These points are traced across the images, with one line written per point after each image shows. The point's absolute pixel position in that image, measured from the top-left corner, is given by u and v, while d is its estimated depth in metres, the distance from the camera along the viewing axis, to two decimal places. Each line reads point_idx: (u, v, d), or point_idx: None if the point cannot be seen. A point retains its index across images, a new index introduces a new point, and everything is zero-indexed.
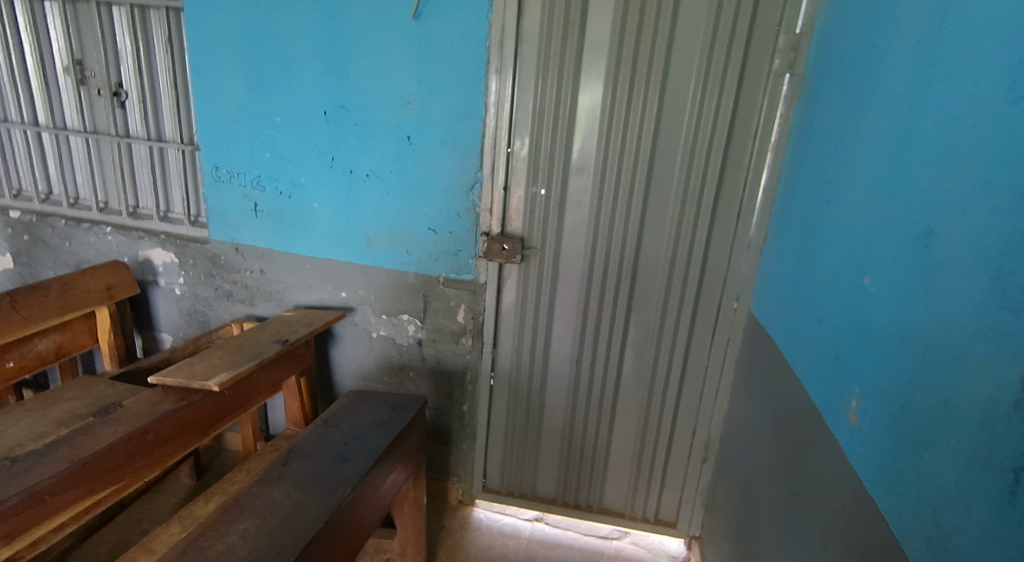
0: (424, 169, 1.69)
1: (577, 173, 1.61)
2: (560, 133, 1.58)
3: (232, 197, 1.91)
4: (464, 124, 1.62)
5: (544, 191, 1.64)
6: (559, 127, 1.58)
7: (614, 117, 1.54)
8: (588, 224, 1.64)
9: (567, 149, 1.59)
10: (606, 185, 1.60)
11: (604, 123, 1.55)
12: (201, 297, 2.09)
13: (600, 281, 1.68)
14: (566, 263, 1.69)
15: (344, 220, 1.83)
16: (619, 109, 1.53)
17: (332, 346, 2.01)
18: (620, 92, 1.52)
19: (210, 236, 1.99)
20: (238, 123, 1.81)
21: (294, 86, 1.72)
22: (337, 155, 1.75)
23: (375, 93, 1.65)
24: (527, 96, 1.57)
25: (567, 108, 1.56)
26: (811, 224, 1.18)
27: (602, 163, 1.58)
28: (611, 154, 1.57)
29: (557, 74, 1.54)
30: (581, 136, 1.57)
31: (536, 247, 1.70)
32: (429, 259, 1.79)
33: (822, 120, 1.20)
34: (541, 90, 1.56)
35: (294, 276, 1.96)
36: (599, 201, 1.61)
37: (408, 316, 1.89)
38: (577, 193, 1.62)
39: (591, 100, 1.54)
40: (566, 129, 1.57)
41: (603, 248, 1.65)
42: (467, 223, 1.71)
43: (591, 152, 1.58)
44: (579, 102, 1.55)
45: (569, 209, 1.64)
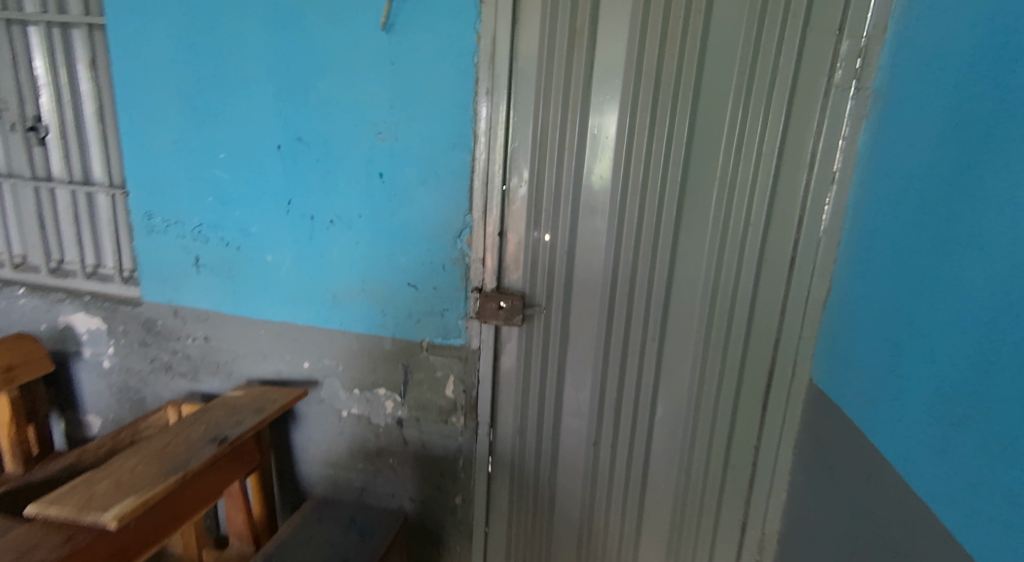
0: (401, 213, 1.38)
1: (589, 213, 1.31)
2: (567, 166, 1.29)
3: (169, 250, 1.58)
4: (448, 157, 1.31)
5: (548, 236, 1.34)
6: (566, 159, 1.28)
7: (635, 145, 1.25)
8: (604, 276, 1.33)
9: (577, 185, 1.29)
10: (626, 227, 1.30)
11: (623, 152, 1.25)
12: (134, 370, 1.75)
13: (622, 345, 1.37)
14: (579, 322, 1.38)
15: (305, 275, 1.50)
16: (641, 134, 1.24)
17: (295, 427, 1.67)
18: (641, 115, 1.23)
19: (144, 296, 1.65)
20: (173, 161, 1.48)
21: (240, 114, 1.41)
22: (296, 197, 1.44)
23: (340, 122, 1.35)
24: (526, 122, 1.28)
25: (576, 135, 1.27)
26: (914, 280, 0.93)
27: (621, 200, 1.28)
28: (631, 190, 1.27)
29: (563, 94, 1.25)
30: (595, 169, 1.28)
31: (541, 305, 1.39)
32: (409, 320, 1.47)
33: (919, 152, 0.95)
34: (543, 114, 1.27)
35: (246, 344, 1.62)
36: (617, 247, 1.31)
37: (385, 391, 1.56)
38: (590, 238, 1.32)
39: (606, 124, 1.25)
40: (575, 160, 1.28)
41: (623, 304, 1.34)
42: (454, 276, 1.40)
43: (607, 188, 1.28)
44: (591, 127, 1.26)
45: (581, 258, 1.34)
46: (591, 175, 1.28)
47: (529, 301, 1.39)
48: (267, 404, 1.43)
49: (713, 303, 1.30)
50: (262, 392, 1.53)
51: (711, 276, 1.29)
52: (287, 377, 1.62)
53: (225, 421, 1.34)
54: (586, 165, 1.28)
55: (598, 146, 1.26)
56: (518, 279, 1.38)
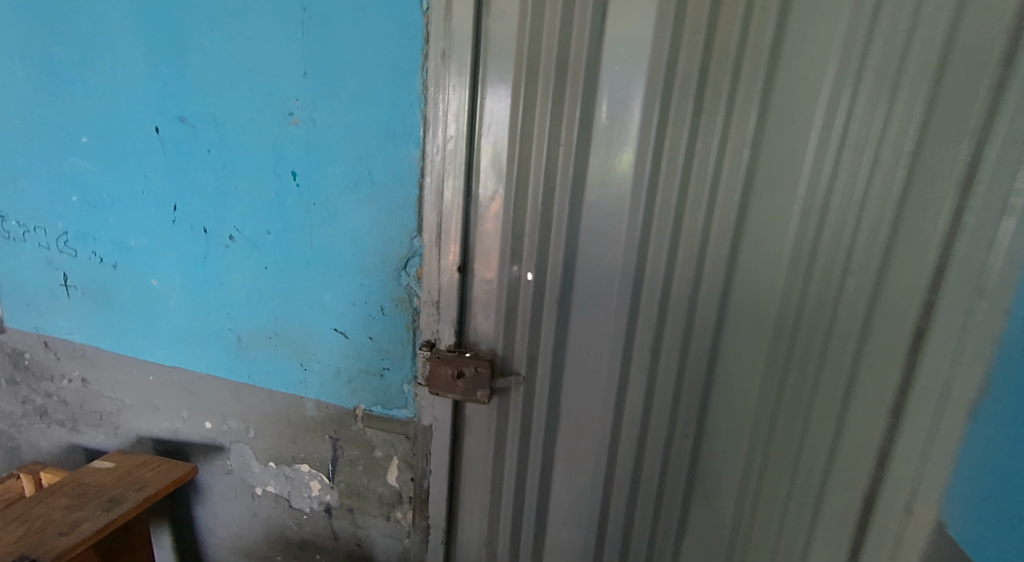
0: (323, 232, 0.95)
1: (595, 243, 0.86)
2: (562, 172, 0.84)
3: (30, 264, 1.17)
4: (386, 152, 0.88)
5: (532, 275, 0.88)
6: (561, 161, 0.83)
7: (670, 143, 0.80)
8: (615, 338, 0.89)
9: (578, 202, 0.85)
10: (650, 268, 0.85)
11: (650, 153, 0.80)
12: (6, 413, 1.37)
13: (635, 439, 0.93)
14: (573, 401, 0.94)
15: (200, 309, 1.08)
16: (681, 125, 0.79)
17: (199, 500, 1.27)
18: (682, 96, 0.78)
19: (7, 322, 1.25)
20: (22, 146, 1.07)
21: (104, 82, 0.99)
22: (181, 202, 1.01)
23: (237, 97, 0.92)
24: (499, 102, 0.83)
25: (578, 124, 0.81)
26: None
27: (644, 227, 0.83)
28: (660, 212, 0.82)
29: (558, 60, 0.80)
30: (606, 178, 0.83)
31: (519, 374, 0.94)
32: (337, 380, 1.04)
33: None
34: (528, 91, 0.82)
35: (132, 392, 1.22)
36: (636, 297, 0.86)
37: (309, 469, 1.15)
38: (594, 281, 0.88)
39: (627, 109, 0.80)
40: (575, 164, 0.83)
41: (641, 381, 0.90)
42: (397, 325, 0.97)
43: (624, 207, 0.83)
44: (601, 114, 0.81)
45: (580, 309, 0.90)
46: (599, 186, 0.84)
47: (503, 367, 0.94)
48: (127, 494, 1.04)
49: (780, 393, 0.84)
50: (136, 465, 1.12)
51: (779, 350, 0.83)
52: (186, 439, 1.22)
53: (54, 524, 0.97)
54: (592, 172, 0.84)
55: (612, 142, 0.82)
56: (487, 334, 0.94)
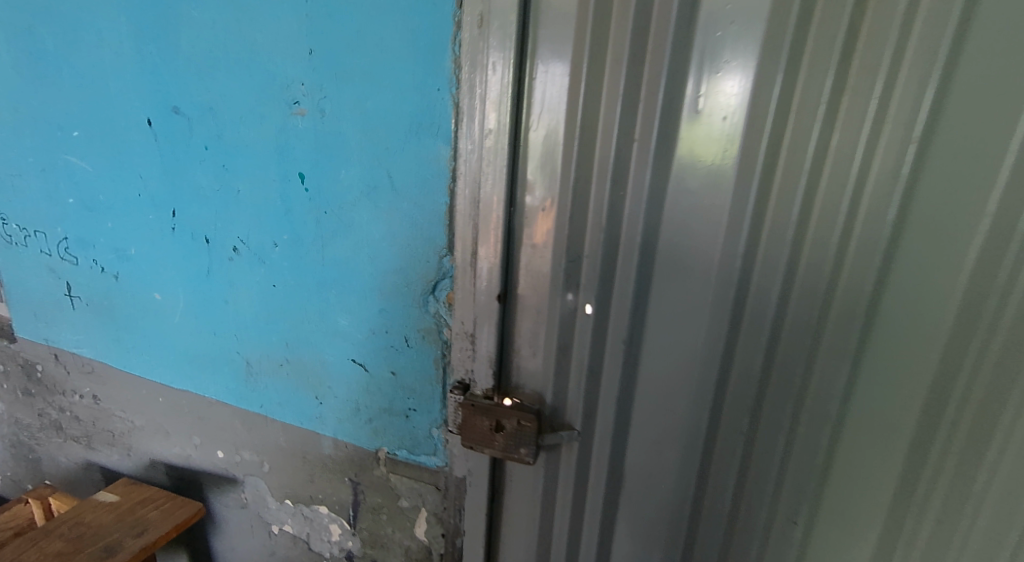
0: (337, 247, 0.78)
1: (677, 272, 0.64)
2: (634, 176, 0.62)
3: (34, 271, 1.06)
4: (410, 149, 0.70)
5: (592, 309, 0.68)
6: (633, 161, 0.62)
7: (792, 138, 0.56)
8: (699, 399, 0.67)
9: (655, 217, 0.63)
10: (753, 310, 0.62)
11: (763, 152, 0.57)
12: (24, 425, 1.29)
13: (720, 532, 0.70)
14: (639, 471, 0.73)
15: (206, 329, 0.94)
16: (809, 112, 0.55)
17: (214, 532, 1.15)
18: (814, 71, 0.54)
19: (18, 331, 1.16)
20: (15, 142, 0.95)
21: (92, 67, 0.84)
22: (180, 206, 0.87)
23: (234, 83, 0.76)
24: (554, 83, 0.63)
25: (659, 111, 0.60)
26: None
27: (748, 255, 0.60)
28: (771, 234, 0.59)
29: (633, 23, 0.58)
30: (695, 186, 0.61)
31: (573, 428, 0.74)
32: (358, 418, 0.88)
33: None
34: (591, 68, 0.61)
35: (142, 413, 1.10)
36: (729, 348, 0.64)
37: (329, 511, 1.00)
38: (674, 321, 0.66)
39: (731, 90, 0.57)
40: (653, 166, 0.61)
41: (731, 458, 0.67)
42: (424, 359, 0.80)
43: (721, 226, 0.60)
44: (693, 98, 0.59)
45: (655, 355, 0.68)
46: (686, 197, 0.61)
47: (553, 418, 0.75)
48: (125, 543, 0.92)
49: (931, 476, 0.62)
50: (139, 501, 1.01)
51: (931, 422, 0.61)
52: (198, 467, 1.09)
53: None
54: (676, 177, 0.61)
55: (708, 136, 0.59)
56: (533, 376, 0.75)
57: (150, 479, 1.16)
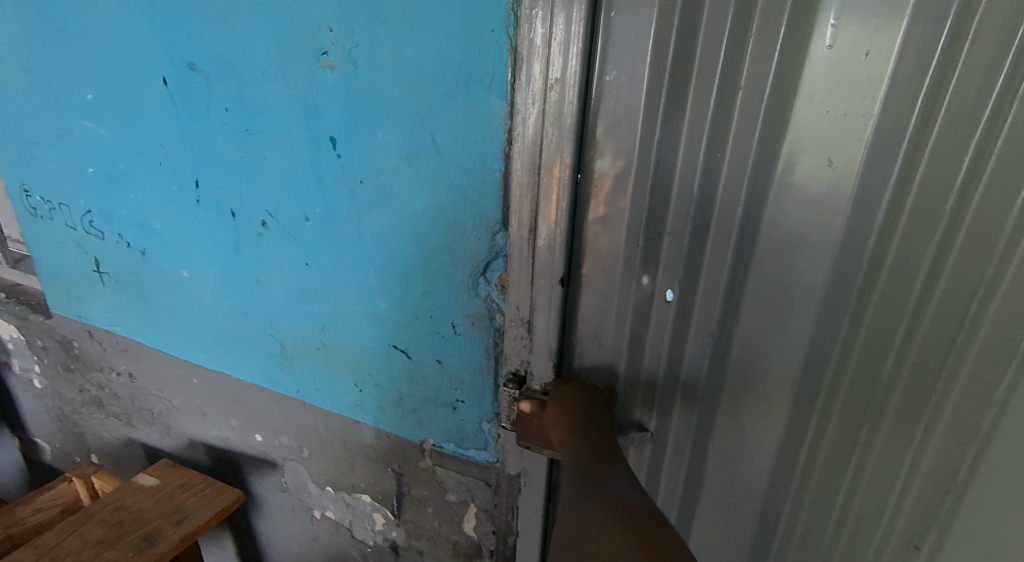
0: (374, 220, 0.69)
1: (784, 253, 0.53)
2: (737, 136, 0.51)
3: (61, 246, 1.01)
4: (455, 106, 0.59)
5: (673, 295, 0.58)
6: (737, 116, 0.51)
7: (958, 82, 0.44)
8: (804, 399, 0.57)
9: (762, 184, 0.52)
10: (883, 299, 0.51)
11: (918, 100, 0.45)
12: (67, 400, 1.28)
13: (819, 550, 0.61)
14: (723, 478, 0.64)
15: (237, 309, 0.87)
16: (987, 47, 0.42)
17: (256, 514, 1.11)
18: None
19: (52, 307, 1.12)
20: (32, 108, 0.88)
21: (99, 19, 0.75)
22: (204, 176, 0.79)
23: (254, 32, 0.66)
24: (638, 19, 0.51)
25: (777, 50, 0.48)
26: None
27: (882, 231, 0.49)
28: (919, 205, 0.48)
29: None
30: (817, 144, 0.49)
31: (646, 429, 0.65)
32: (401, 408, 0.81)
33: None
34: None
35: (178, 393, 1.05)
36: (849, 341, 0.53)
37: (372, 500, 0.94)
38: (773, 311, 0.55)
39: (879, 17, 0.45)
40: (764, 120, 0.50)
41: (840, 471, 0.57)
42: (473, 346, 0.71)
43: (851, 196, 0.49)
44: (824, 30, 0.47)
45: (750, 349, 0.58)
46: (805, 159, 0.50)
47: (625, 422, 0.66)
48: (164, 531, 0.88)
49: None
50: (178, 485, 0.97)
51: None
52: (236, 449, 1.05)
53: None
54: (792, 134, 0.50)
55: (841, 80, 0.47)
56: (598, 370, 0.66)
57: (190, 459, 1.13)
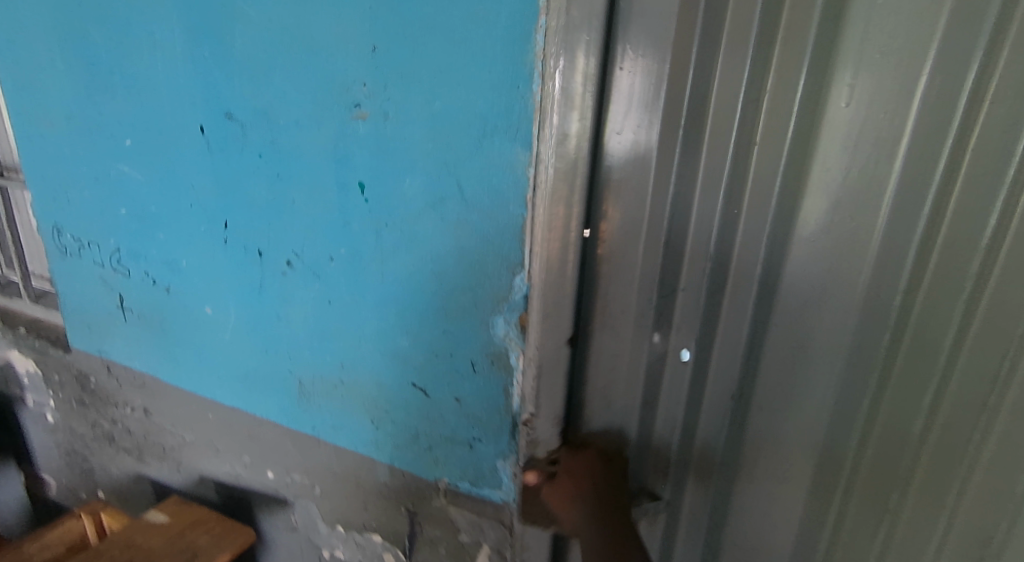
0: (399, 262, 0.72)
1: (810, 308, 0.55)
2: (754, 191, 0.55)
3: (87, 283, 1.04)
4: (480, 154, 0.62)
5: (689, 355, 0.62)
6: (750, 168, 0.54)
7: (963, 140, 0.47)
8: (832, 451, 0.58)
9: (775, 233, 0.55)
10: (909, 357, 0.53)
11: (936, 161, 0.48)
12: (78, 435, 1.28)
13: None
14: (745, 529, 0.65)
15: (258, 346, 0.89)
16: (1000, 110, 0.45)
17: (264, 553, 1.10)
18: (1015, 55, 0.44)
19: (73, 342, 1.15)
20: (70, 150, 0.92)
21: (143, 70, 0.80)
22: (233, 217, 0.82)
23: (290, 84, 0.70)
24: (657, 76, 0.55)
25: (788, 109, 0.51)
26: None
27: (893, 280, 0.52)
28: (943, 263, 0.50)
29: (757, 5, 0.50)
30: (830, 197, 0.52)
31: (659, 498, 0.68)
32: (417, 445, 0.82)
33: None
34: (701, 59, 0.53)
35: (192, 429, 1.06)
36: (876, 396, 0.55)
37: (382, 540, 0.93)
38: (797, 365, 0.57)
39: (891, 83, 0.48)
40: (780, 175, 0.53)
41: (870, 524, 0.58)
42: (491, 384, 0.72)
43: (866, 248, 0.52)
44: (841, 92, 0.50)
45: (774, 401, 0.60)
46: (821, 214, 0.53)
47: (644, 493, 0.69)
48: None
49: None
50: (190, 522, 0.97)
51: None
52: (248, 487, 1.05)
53: None
54: (807, 186, 0.53)
55: (855, 140, 0.50)
56: (615, 409, 0.67)
57: (200, 496, 1.12)
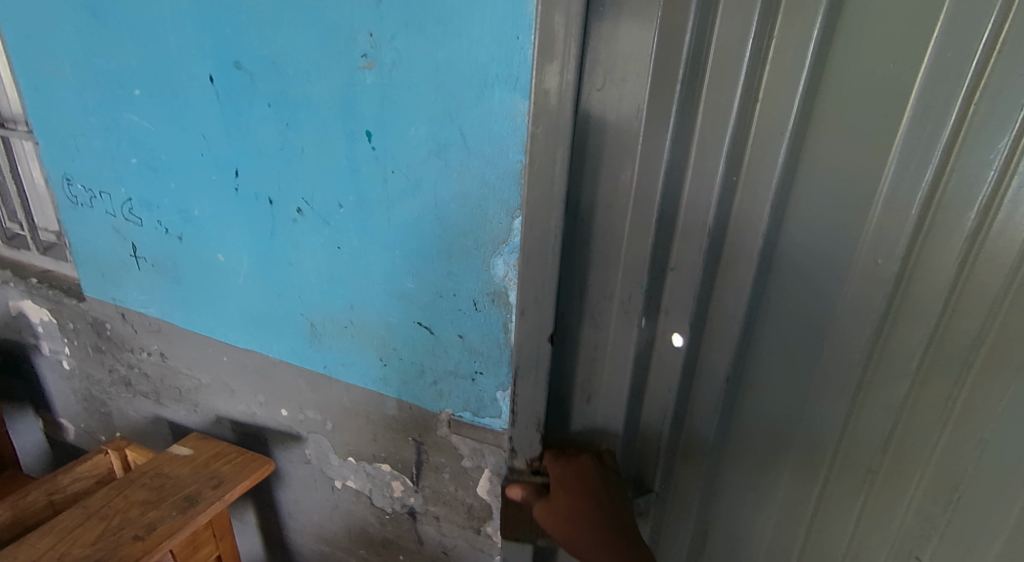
0: (405, 207, 0.77)
1: (829, 230, 0.59)
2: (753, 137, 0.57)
3: (100, 232, 1.08)
4: (481, 103, 0.67)
5: (679, 339, 0.67)
6: (757, 119, 0.57)
7: (968, 91, 0.50)
8: (842, 367, 0.63)
9: (770, 180, 0.58)
10: (920, 278, 0.57)
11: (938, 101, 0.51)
12: (95, 380, 1.34)
13: (847, 526, 0.69)
14: (744, 468, 0.73)
15: (270, 291, 0.95)
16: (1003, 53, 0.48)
17: (279, 485, 1.18)
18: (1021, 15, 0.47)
19: (86, 290, 1.19)
20: (80, 101, 0.95)
21: (151, 21, 0.83)
22: (244, 166, 0.86)
23: (299, 35, 0.74)
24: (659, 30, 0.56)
25: (789, 63, 0.54)
26: None
27: (884, 233, 0.56)
28: (953, 190, 0.53)
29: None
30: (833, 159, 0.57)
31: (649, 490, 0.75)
32: (423, 380, 0.88)
33: None
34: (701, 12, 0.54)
35: (207, 371, 1.12)
36: (888, 314, 0.59)
37: (391, 469, 1.01)
38: (806, 304, 0.62)
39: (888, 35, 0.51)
40: (791, 131, 0.56)
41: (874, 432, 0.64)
42: (491, 321, 0.78)
43: (869, 194, 0.56)
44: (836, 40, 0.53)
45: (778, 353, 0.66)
46: (830, 165, 0.57)
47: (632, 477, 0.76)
48: (203, 492, 0.95)
49: None
50: (211, 455, 1.04)
51: None
52: (262, 424, 1.12)
53: (131, 525, 0.90)
54: (813, 145, 0.57)
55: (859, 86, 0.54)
56: (611, 352, 0.71)
57: (216, 435, 1.19)
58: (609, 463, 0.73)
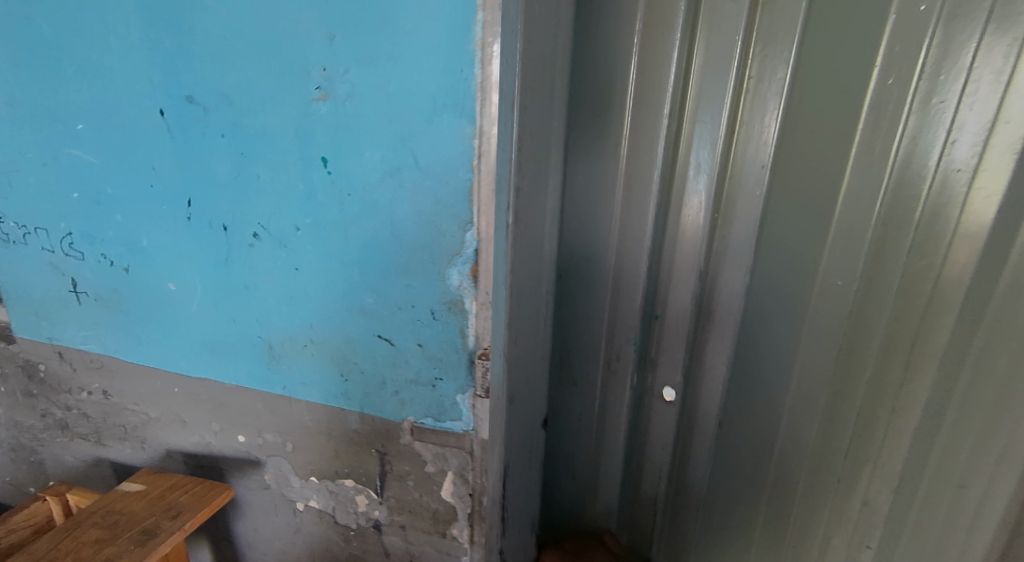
0: (362, 226, 0.82)
1: (775, 299, 0.84)
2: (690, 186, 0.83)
3: (35, 269, 1.05)
4: (431, 127, 0.74)
5: (672, 392, 0.92)
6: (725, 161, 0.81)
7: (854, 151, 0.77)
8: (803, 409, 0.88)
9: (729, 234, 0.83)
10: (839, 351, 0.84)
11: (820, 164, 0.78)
12: (25, 427, 1.28)
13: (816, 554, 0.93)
14: (712, 490, 0.95)
15: (225, 316, 0.96)
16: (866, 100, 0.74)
17: (237, 515, 1.17)
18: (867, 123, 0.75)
19: (17, 331, 1.15)
20: (17, 137, 0.94)
21: (98, 58, 0.85)
22: (196, 195, 0.88)
23: (253, 70, 0.78)
24: (638, 70, 0.82)
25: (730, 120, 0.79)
26: None
27: (851, 261, 0.80)
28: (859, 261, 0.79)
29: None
30: (785, 222, 0.81)
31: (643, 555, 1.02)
32: (385, 391, 0.93)
33: None
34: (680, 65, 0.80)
35: (157, 404, 1.11)
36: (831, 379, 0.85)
37: (355, 484, 1.04)
38: (767, 372, 0.87)
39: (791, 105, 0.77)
40: (768, 164, 0.79)
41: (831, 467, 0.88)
42: (449, 329, 0.84)
43: (808, 251, 0.81)
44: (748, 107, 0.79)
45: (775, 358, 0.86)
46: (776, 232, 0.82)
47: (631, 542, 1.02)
48: (161, 524, 0.94)
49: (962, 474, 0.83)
50: (167, 487, 1.02)
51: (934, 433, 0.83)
52: (219, 453, 1.11)
53: None
54: (772, 206, 0.80)
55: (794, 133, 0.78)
56: (602, 400, 0.97)
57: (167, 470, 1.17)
58: (610, 544, 1.03)
